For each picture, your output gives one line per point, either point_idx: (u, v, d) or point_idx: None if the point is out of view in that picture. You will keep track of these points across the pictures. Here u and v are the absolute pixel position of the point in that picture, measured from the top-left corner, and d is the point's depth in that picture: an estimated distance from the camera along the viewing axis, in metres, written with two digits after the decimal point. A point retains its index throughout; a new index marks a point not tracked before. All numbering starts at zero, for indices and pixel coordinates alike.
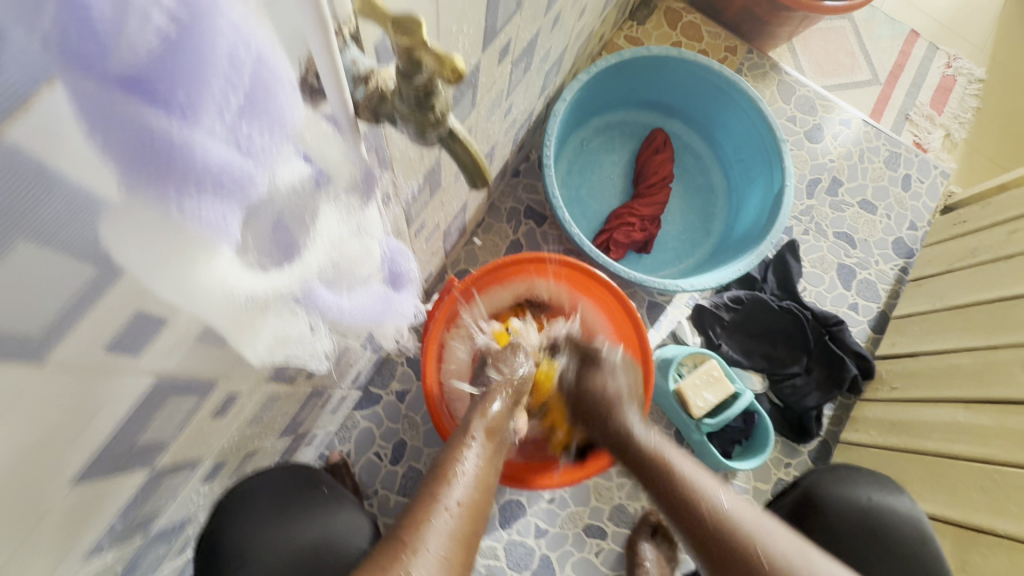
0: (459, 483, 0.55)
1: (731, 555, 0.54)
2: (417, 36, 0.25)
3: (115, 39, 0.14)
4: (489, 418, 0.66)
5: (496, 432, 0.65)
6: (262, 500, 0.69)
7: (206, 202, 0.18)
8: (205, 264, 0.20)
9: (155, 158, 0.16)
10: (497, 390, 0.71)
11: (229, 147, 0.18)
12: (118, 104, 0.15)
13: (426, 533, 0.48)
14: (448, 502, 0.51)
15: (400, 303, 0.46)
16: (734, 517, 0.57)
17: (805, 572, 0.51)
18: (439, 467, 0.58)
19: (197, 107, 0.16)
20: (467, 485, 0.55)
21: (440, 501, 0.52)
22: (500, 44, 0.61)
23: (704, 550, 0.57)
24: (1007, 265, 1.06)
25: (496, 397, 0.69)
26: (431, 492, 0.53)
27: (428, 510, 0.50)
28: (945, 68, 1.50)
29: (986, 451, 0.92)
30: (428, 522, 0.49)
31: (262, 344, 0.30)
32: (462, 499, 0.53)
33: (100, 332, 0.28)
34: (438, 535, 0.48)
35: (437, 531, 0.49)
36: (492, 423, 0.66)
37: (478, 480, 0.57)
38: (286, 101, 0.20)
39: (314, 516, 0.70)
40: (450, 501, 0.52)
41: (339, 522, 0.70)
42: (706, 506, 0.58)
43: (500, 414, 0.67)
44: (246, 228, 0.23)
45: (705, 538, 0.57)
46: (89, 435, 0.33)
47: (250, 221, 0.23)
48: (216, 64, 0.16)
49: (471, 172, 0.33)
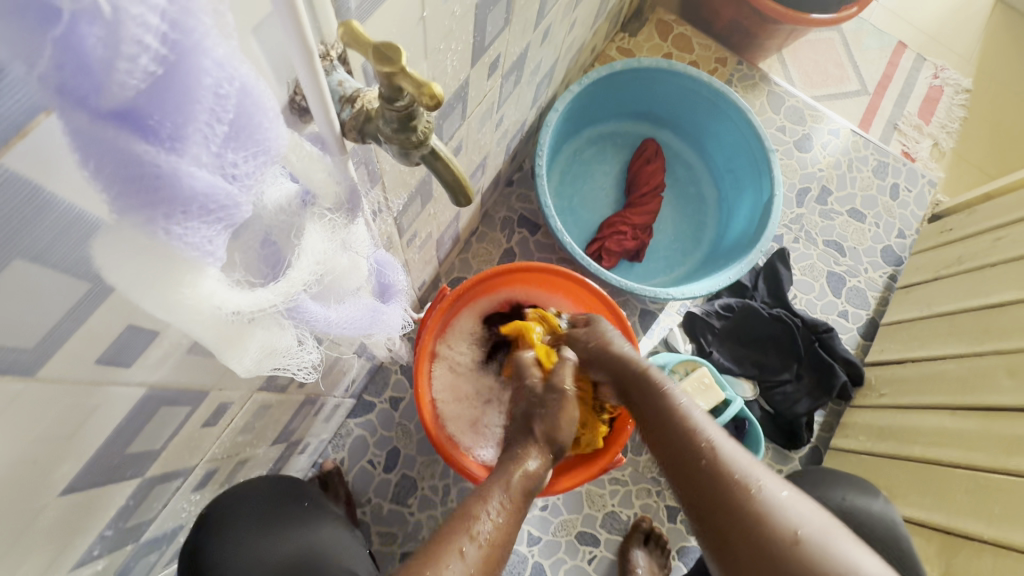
0: (482, 535, 0.49)
1: (728, 498, 0.51)
2: (397, 64, 0.26)
3: (105, 80, 0.15)
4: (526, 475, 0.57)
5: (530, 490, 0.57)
6: (244, 513, 0.68)
7: (192, 227, 0.19)
8: (191, 284, 0.21)
9: (143, 186, 0.17)
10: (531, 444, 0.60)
11: (214, 173, 0.19)
12: (107, 137, 0.16)
13: None
14: (466, 554, 0.47)
15: (388, 314, 0.47)
16: (733, 460, 0.54)
17: (802, 521, 0.48)
18: (459, 513, 0.51)
19: (184, 138, 0.17)
20: (490, 542, 0.49)
21: (460, 552, 0.47)
22: (489, 59, 0.62)
23: (692, 482, 0.54)
24: (993, 273, 1.07)
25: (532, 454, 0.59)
26: (447, 537, 0.48)
27: (439, 556, 0.46)
28: (932, 78, 1.52)
29: (972, 455, 0.93)
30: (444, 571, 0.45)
31: (249, 359, 0.30)
32: (483, 554, 0.48)
33: (93, 344, 0.29)
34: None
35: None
36: (527, 482, 0.57)
37: (499, 534, 0.51)
38: (270, 128, 0.21)
39: (296, 529, 0.70)
40: (472, 556, 0.47)
41: (323, 536, 0.72)
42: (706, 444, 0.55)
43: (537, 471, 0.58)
44: (232, 245, 0.27)
45: (706, 486, 0.53)
46: (82, 444, 0.34)
47: (236, 238, 0.27)
48: (201, 99, 0.17)
49: (453, 189, 0.34)
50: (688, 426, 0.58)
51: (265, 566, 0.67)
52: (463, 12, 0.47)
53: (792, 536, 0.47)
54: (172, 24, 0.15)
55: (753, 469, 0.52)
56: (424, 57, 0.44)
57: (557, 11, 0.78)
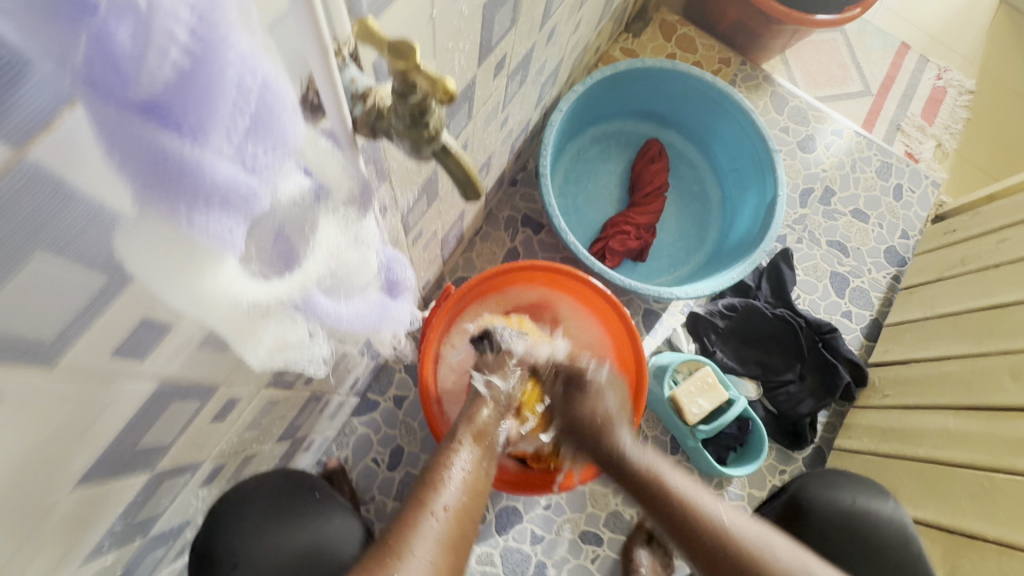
0: (449, 487, 0.56)
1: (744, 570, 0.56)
2: (411, 60, 0.26)
3: (134, 72, 0.15)
4: (476, 423, 0.67)
5: (484, 436, 0.66)
6: (253, 508, 0.69)
7: (213, 218, 0.20)
8: (211, 275, 0.22)
9: (167, 176, 0.18)
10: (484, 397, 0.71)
11: (235, 166, 0.20)
12: (134, 128, 0.16)
13: (415, 537, 0.50)
14: (436, 507, 0.53)
15: (396, 310, 0.47)
16: (735, 530, 0.59)
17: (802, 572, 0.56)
18: (427, 473, 0.58)
19: (207, 129, 0.18)
20: (456, 489, 0.56)
21: (430, 505, 0.53)
22: (495, 59, 0.63)
23: (708, 560, 0.59)
24: (998, 274, 1.07)
25: (483, 404, 0.70)
26: (420, 494, 0.54)
27: (417, 514, 0.52)
28: (935, 79, 1.52)
29: (974, 456, 0.93)
30: (417, 527, 0.51)
31: (262, 351, 0.30)
32: (452, 502, 0.55)
33: (109, 337, 0.29)
34: (429, 540, 0.51)
35: (428, 535, 0.51)
36: (479, 429, 0.66)
37: (469, 483, 0.58)
38: (288, 122, 0.21)
39: (309, 522, 0.70)
40: (441, 505, 0.53)
41: (334, 529, 0.70)
42: (708, 520, 0.60)
43: (488, 419, 0.68)
44: (248, 238, 0.26)
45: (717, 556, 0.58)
46: (95, 436, 0.34)
47: (253, 232, 0.26)
48: (225, 92, 0.18)
49: (464, 185, 0.34)
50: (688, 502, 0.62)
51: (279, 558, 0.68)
52: (471, 11, 0.48)
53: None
54: (199, 18, 0.16)
55: (733, 519, 0.60)
56: (433, 56, 0.45)
57: (562, 12, 0.78)
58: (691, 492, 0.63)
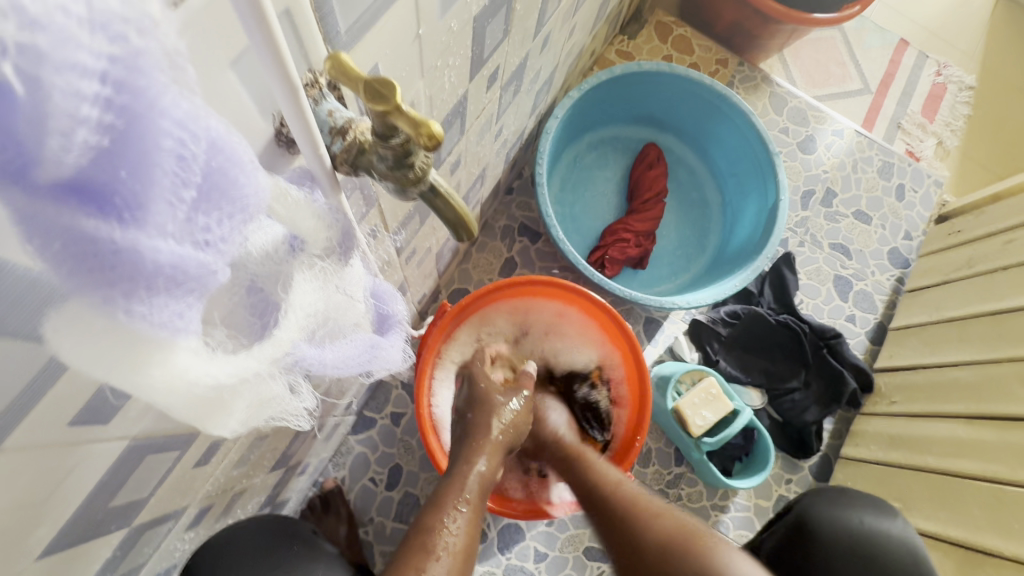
0: (444, 555, 0.52)
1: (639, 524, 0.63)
2: (390, 102, 0.23)
3: (35, 156, 0.12)
4: (480, 475, 0.63)
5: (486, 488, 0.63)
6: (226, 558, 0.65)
7: (157, 304, 0.17)
8: (160, 363, 0.18)
9: (98, 264, 0.15)
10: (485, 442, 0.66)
11: (184, 242, 0.17)
12: (50, 214, 0.13)
13: None
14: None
15: (387, 348, 0.44)
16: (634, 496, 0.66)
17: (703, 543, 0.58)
18: (422, 530, 0.55)
19: (143, 207, 0.15)
20: (451, 557, 0.53)
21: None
22: (488, 72, 0.60)
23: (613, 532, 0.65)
24: (1005, 276, 1.05)
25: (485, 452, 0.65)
26: (410, 560, 0.51)
27: None
28: (935, 76, 1.50)
29: (985, 466, 0.91)
30: None
31: (234, 420, 0.27)
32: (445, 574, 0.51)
33: (64, 408, 0.26)
34: None
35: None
36: (483, 482, 0.62)
37: (463, 547, 0.54)
38: (248, 182, 0.18)
39: None
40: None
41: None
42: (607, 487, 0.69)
43: (489, 470, 0.64)
44: (210, 303, 0.24)
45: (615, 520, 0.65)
46: (60, 507, 0.31)
47: (213, 299, 0.24)
48: (161, 163, 0.15)
49: (454, 226, 0.31)
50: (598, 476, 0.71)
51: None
52: (461, 27, 0.45)
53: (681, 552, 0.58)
54: (117, 86, 0.13)
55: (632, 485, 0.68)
56: (420, 77, 0.42)
57: (556, 19, 0.76)
58: (645, 499, 0.66)
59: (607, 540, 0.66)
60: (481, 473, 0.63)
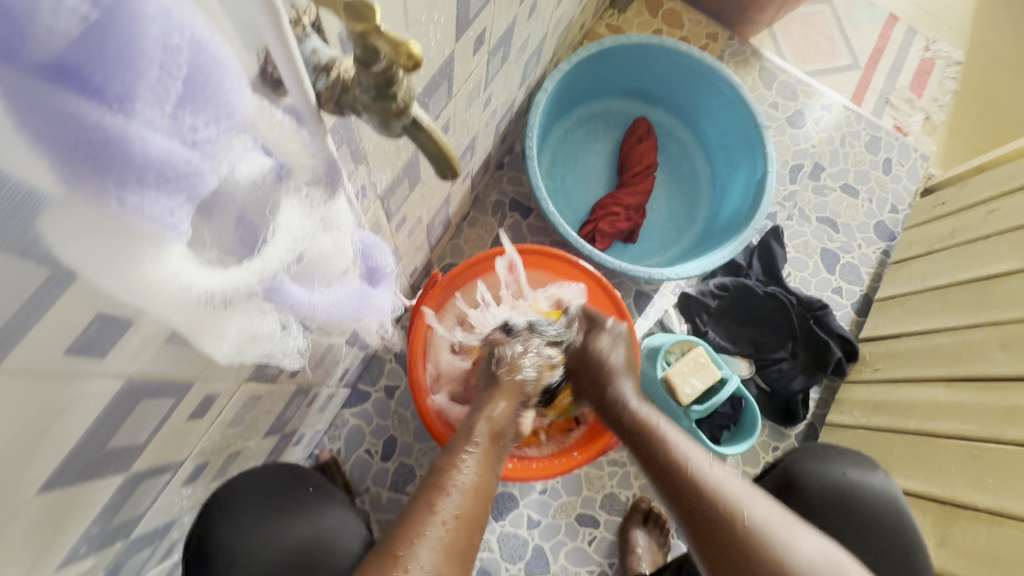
0: (456, 491, 0.54)
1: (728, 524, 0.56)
2: (371, 22, 0.24)
3: (29, 24, 0.13)
4: (492, 420, 0.64)
5: (500, 436, 0.64)
6: (246, 500, 0.68)
7: (149, 198, 0.17)
8: (153, 262, 0.19)
9: (88, 151, 0.16)
10: (500, 394, 0.68)
11: (172, 139, 0.18)
12: (43, 96, 0.14)
13: (419, 545, 0.49)
14: (444, 514, 0.52)
15: (376, 299, 0.46)
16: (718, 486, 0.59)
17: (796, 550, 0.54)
18: (435, 473, 0.57)
19: (132, 96, 0.16)
20: (464, 493, 0.54)
21: (436, 513, 0.52)
22: (474, 34, 0.60)
23: (700, 526, 0.58)
24: (987, 245, 1.07)
25: (499, 398, 0.67)
26: (425, 498, 0.54)
27: (422, 520, 0.51)
28: (923, 51, 1.50)
29: (963, 427, 0.93)
30: (424, 537, 0.50)
31: (227, 343, 0.28)
32: (457, 509, 0.53)
33: (60, 335, 0.27)
34: (426, 549, 0.49)
35: (431, 545, 0.50)
36: (496, 426, 0.64)
37: (477, 486, 0.56)
38: (232, 90, 0.19)
39: (301, 517, 0.70)
40: (448, 513, 0.52)
41: (329, 522, 0.70)
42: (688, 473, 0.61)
43: (503, 416, 0.65)
44: (198, 220, 0.24)
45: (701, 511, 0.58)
46: (57, 444, 0.32)
47: (202, 214, 0.24)
48: (148, 52, 0.16)
49: (439, 162, 0.32)
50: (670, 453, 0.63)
51: (275, 555, 0.67)
52: None
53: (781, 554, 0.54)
54: None
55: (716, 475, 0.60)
56: (405, 29, 0.42)
57: None
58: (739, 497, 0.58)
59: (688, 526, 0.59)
60: (490, 418, 0.65)
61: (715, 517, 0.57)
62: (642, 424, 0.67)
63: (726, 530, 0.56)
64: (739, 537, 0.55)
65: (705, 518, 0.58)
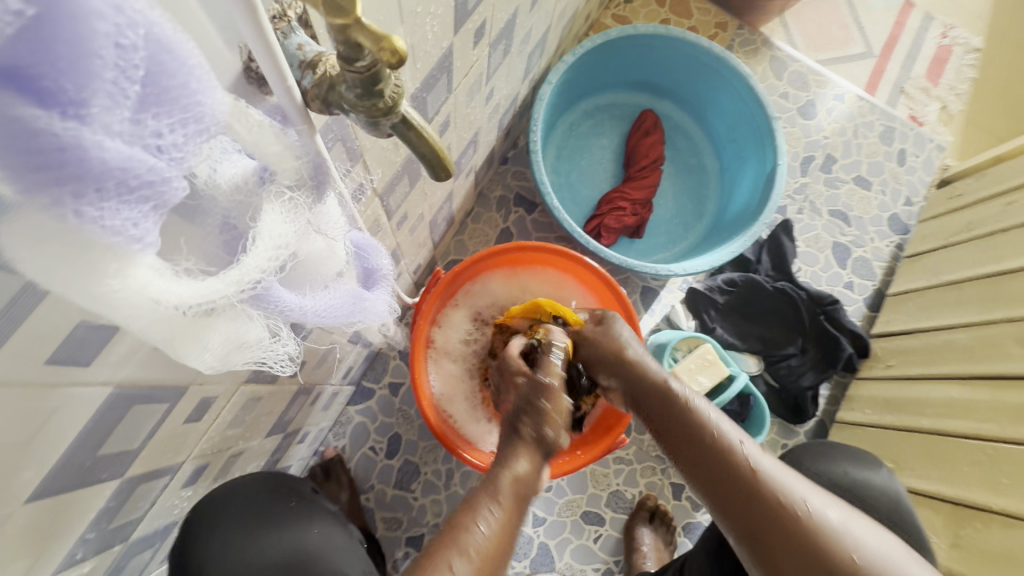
0: (473, 558, 0.45)
1: (786, 522, 0.50)
2: (351, 14, 0.22)
3: None
4: (515, 477, 0.50)
5: (525, 494, 0.51)
6: (228, 515, 0.67)
7: (109, 209, 0.16)
8: (118, 274, 0.18)
9: (39, 160, 0.14)
10: (522, 443, 0.53)
11: (133, 144, 0.17)
12: None
13: None
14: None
15: (373, 301, 0.45)
16: (772, 478, 0.52)
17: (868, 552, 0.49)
18: (448, 528, 0.47)
19: (87, 100, 0.15)
20: (476, 562, 0.45)
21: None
22: (473, 26, 0.58)
23: (752, 526, 0.51)
24: (1004, 238, 1.04)
25: (520, 451, 0.52)
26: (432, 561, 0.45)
27: None
28: (940, 38, 1.46)
29: (979, 426, 0.91)
30: None
31: (211, 354, 0.27)
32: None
33: (40, 344, 0.26)
34: None
35: None
36: (519, 484, 0.50)
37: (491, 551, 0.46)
38: (202, 90, 0.18)
39: (286, 531, 0.70)
40: None
41: (313, 536, 0.71)
42: (742, 464, 0.53)
43: (528, 472, 0.51)
44: (164, 230, 0.24)
45: (752, 506, 0.52)
46: (44, 453, 0.32)
47: (168, 225, 0.24)
48: (99, 51, 0.14)
49: (431, 162, 0.31)
50: (715, 441, 0.55)
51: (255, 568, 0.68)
52: None
53: (848, 558, 0.48)
54: None
55: (770, 464, 0.53)
56: (400, 23, 0.41)
57: None
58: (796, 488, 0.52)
59: (736, 526, 0.53)
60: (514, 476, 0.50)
61: (774, 507, 0.51)
62: (686, 414, 0.57)
63: (791, 524, 0.50)
64: (801, 527, 0.50)
65: (758, 517, 0.51)
